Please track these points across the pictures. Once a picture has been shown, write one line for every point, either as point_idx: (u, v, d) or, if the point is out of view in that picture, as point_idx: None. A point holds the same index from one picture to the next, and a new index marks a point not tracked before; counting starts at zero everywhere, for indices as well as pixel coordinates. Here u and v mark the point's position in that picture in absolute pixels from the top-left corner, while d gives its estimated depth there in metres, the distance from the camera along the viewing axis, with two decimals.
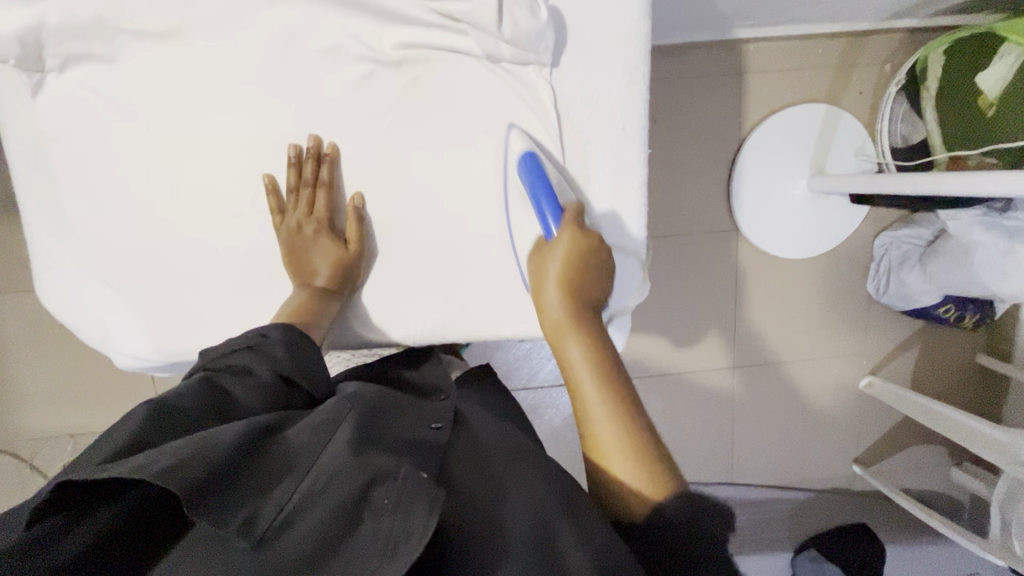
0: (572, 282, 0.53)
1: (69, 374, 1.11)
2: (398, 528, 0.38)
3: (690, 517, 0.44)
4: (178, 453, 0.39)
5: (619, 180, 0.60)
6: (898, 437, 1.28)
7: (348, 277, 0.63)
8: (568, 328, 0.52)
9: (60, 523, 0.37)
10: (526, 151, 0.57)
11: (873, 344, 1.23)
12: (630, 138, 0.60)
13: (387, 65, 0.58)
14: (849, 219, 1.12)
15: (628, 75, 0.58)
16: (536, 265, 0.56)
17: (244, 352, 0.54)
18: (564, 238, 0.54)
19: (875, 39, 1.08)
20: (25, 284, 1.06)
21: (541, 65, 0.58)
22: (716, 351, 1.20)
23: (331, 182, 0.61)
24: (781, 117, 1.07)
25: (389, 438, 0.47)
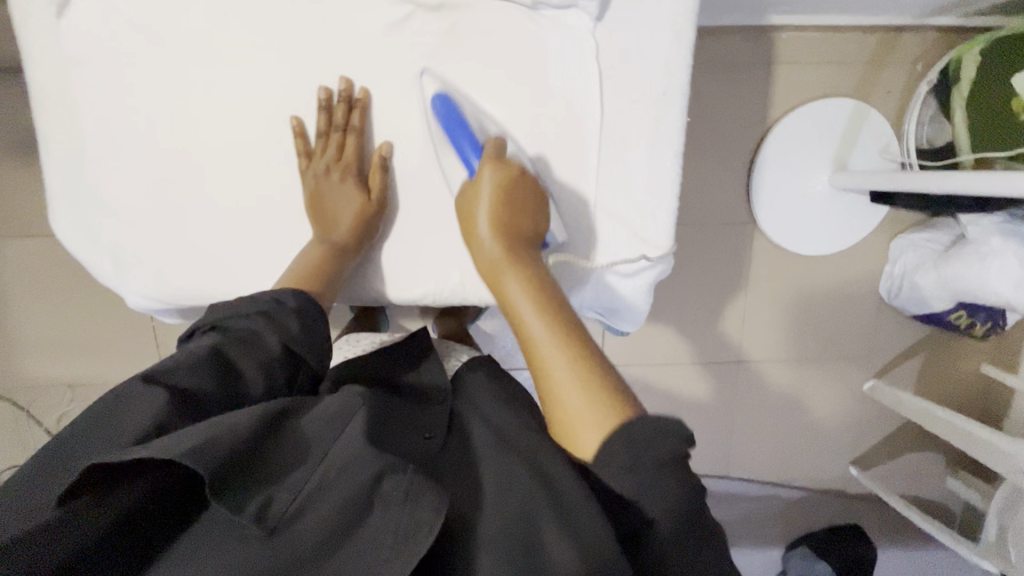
0: (500, 214, 0.54)
1: (66, 325, 1.09)
2: (409, 520, 0.41)
3: (637, 435, 0.40)
4: (204, 436, 0.41)
5: (654, 148, 0.58)
6: (898, 443, 1.27)
7: (369, 229, 0.63)
8: (503, 266, 0.53)
9: (87, 502, 0.39)
10: (437, 94, 0.56)
11: (879, 348, 1.22)
12: (671, 102, 0.57)
13: (426, 10, 0.56)
14: (868, 218, 1.11)
15: (674, 35, 0.55)
16: (464, 206, 0.56)
17: (262, 321, 0.53)
18: (488, 170, 0.55)
19: (909, 35, 1.06)
20: (25, 231, 1.05)
21: (588, 17, 0.55)
22: (722, 344, 1.19)
23: (360, 130, 0.60)
24: (807, 109, 1.05)
25: (393, 444, 0.50)
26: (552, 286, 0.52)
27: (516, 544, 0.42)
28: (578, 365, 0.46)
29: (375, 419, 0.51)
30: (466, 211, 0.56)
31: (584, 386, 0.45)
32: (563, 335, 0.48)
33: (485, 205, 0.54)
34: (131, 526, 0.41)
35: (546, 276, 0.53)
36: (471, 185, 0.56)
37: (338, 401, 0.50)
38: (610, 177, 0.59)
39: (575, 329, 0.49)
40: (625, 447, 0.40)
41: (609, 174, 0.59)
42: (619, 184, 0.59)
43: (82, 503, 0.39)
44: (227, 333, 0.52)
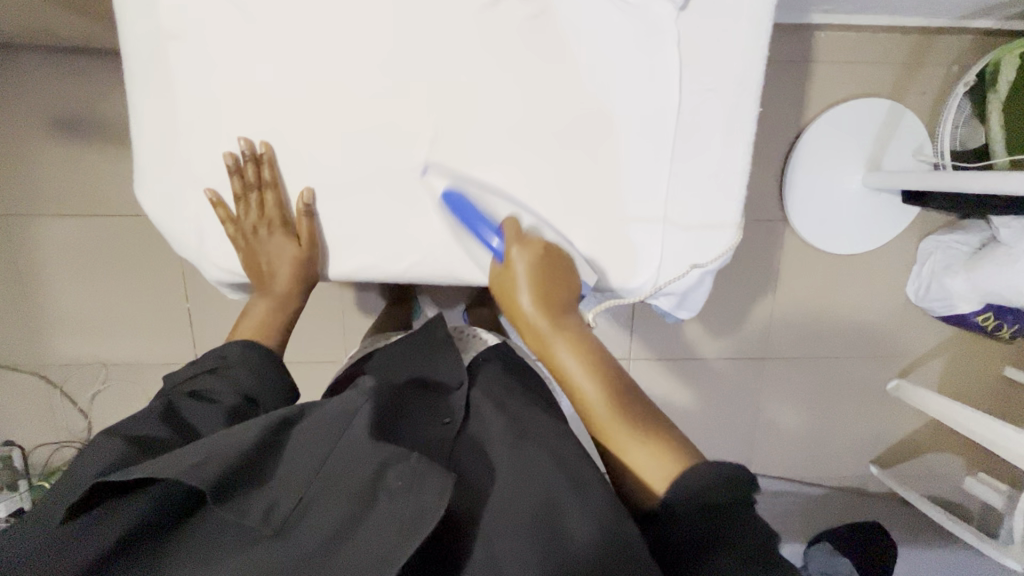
0: (540, 297, 0.55)
1: (102, 303, 1.10)
2: (414, 507, 0.41)
3: (697, 480, 0.42)
4: (204, 449, 0.44)
5: (726, 143, 0.56)
6: (918, 442, 1.28)
7: (304, 274, 0.64)
8: (551, 337, 0.55)
9: (82, 525, 0.42)
10: (448, 191, 0.56)
11: (903, 347, 1.23)
12: (746, 95, 0.54)
13: None
14: (899, 218, 1.11)
15: (755, 24, 0.52)
16: (503, 281, 0.57)
17: (209, 375, 0.58)
18: (517, 252, 0.55)
19: (944, 38, 1.07)
20: (64, 209, 1.05)
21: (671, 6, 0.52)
22: (748, 341, 1.20)
23: (276, 182, 0.58)
24: (843, 109, 1.06)
25: (412, 438, 0.51)
26: (599, 349, 0.55)
27: (538, 538, 0.43)
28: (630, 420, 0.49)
29: (382, 409, 0.52)
30: (502, 289, 0.58)
31: (647, 448, 0.47)
32: (618, 403, 0.50)
33: (524, 286, 0.55)
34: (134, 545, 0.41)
35: (592, 339, 0.56)
36: (504, 268, 0.56)
37: (344, 398, 0.50)
38: (680, 173, 0.57)
39: (626, 392, 0.52)
40: (683, 498, 0.42)
41: (680, 169, 0.56)
42: (689, 181, 0.57)
43: (80, 528, 0.42)
44: (182, 390, 0.56)
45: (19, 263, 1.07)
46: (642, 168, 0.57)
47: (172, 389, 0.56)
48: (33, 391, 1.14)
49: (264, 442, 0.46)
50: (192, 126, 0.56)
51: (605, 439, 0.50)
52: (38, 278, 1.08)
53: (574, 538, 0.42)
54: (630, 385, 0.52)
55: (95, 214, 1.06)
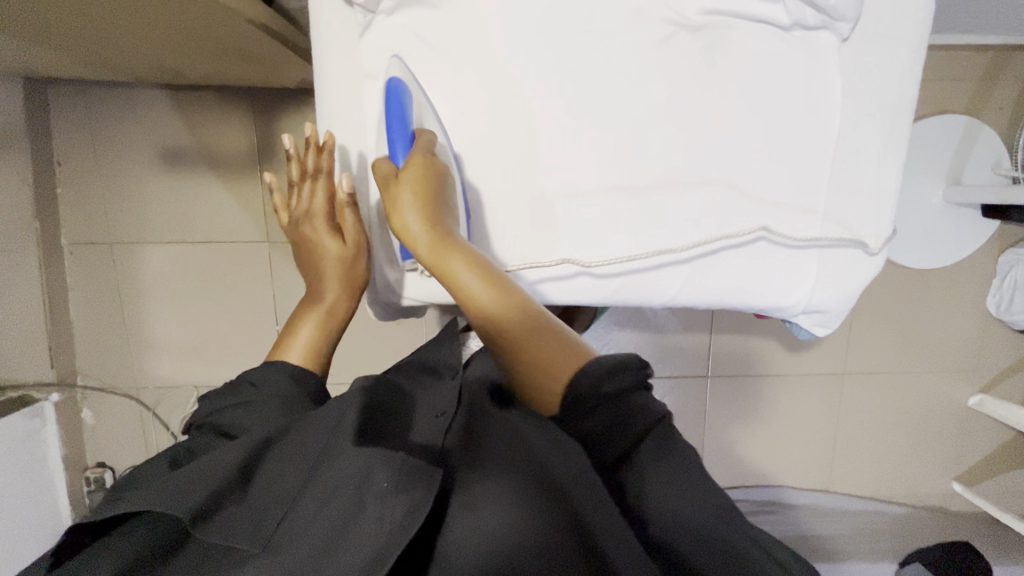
0: (426, 208, 0.48)
1: (197, 329, 1.14)
2: (399, 512, 0.36)
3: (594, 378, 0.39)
4: (182, 481, 0.40)
5: (881, 176, 0.52)
6: (1003, 458, 1.25)
7: (355, 269, 0.60)
8: (444, 255, 0.47)
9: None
10: (391, 79, 0.48)
11: (984, 362, 1.22)
12: (902, 125, 0.51)
13: (686, 32, 0.48)
14: (978, 233, 1.11)
15: (915, 55, 0.49)
16: (384, 191, 0.50)
17: (238, 408, 0.50)
18: (411, 169, 0.48)
19: (1019, 54, 1.08)
20: (166, 238, 1.10)
21: (837, 41, 0.48)
22: (827, 357, 1.20)
23: (330, 169, 0.58)
24: (920, 127, 1.07)
25: (399, 435, 0.43)
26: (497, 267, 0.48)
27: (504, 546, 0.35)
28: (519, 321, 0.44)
29: (375, 415, 0.45)
30: (385, 189, 0.50)
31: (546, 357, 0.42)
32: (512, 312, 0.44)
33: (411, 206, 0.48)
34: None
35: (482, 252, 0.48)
36: (392, 181, 0.49)
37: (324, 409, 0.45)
38: (832, 209, 0.53)
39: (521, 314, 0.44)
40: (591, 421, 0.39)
41: (831, 207, 0.53)
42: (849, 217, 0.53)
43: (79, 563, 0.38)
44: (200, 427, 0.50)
45: (121, 291, 1.12)
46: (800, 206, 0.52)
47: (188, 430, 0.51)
48: (127, 415, 1.16)
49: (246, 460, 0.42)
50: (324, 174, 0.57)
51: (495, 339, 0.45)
52: (137, 304, 1.13)
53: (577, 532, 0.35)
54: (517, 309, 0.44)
55: (197, 243, 1.11)
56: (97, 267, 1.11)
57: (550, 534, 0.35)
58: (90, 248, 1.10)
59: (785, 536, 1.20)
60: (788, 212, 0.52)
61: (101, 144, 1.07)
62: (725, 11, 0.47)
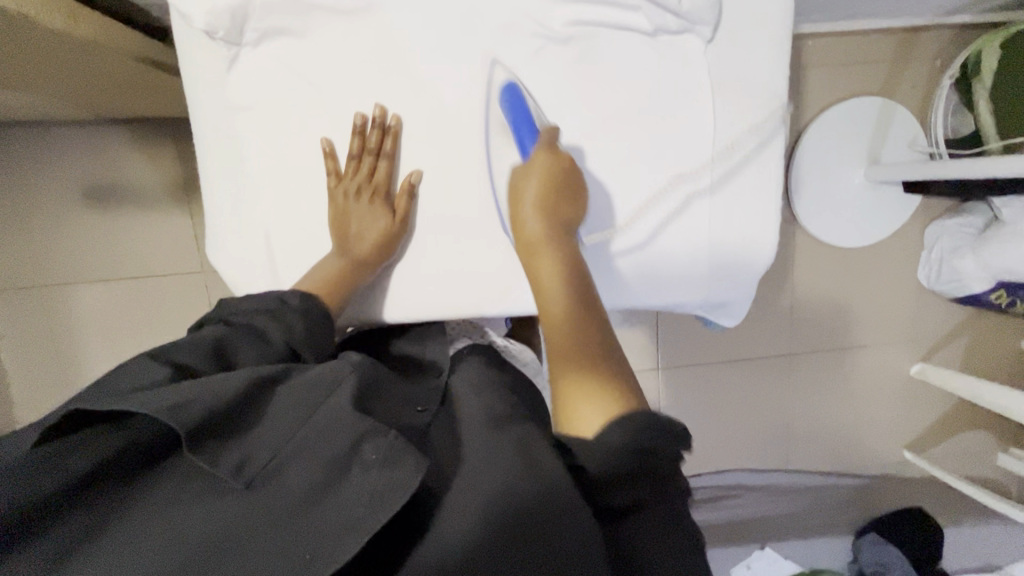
0: (546, 210, 0.49)
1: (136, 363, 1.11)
2: (383, 481, 0.37)
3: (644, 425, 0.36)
4: (189, 392, 0.38)
5: (761, 171, 0.54)
6: (949, 422, 1.29)
7: (391, 251, 0.57)
8: (538, 249, 0.49)
9: (70, 447, 0.37)
10: (509, 84, 0.51)
11: (923, 330, 1.26)
12: (774, 122, 0.53)
13: (558, 43, 0.51)
14: (904, 207, 1.15)
15: (778, 52, 0.51)
16: (512, 181, 0.51)
17: (266, 316, 0.50)
18: (540, 159, 0.50)
19: (927, 34, 1.12)
20: (98, 274, 1.08)
21: (703, 43, 0.51)
22: (773, 338, 1.23)
23: (393, 155, 0.54)
24: (838, 110, 1.10)
25: (385, 412, 0.46)
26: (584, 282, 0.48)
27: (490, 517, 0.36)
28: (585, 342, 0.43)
29: (364, 388, 0.47)
30: (513, 179, 0.51)
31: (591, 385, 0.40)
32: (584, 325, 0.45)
33: (530, 188, 0.50)
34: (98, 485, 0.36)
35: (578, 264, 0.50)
36: (522, 169, 0.51)
37: (326, 371, 0.45)
38: (717, 205, 0.54)
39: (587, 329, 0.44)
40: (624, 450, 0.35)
41: (716, 202, 0.54)
42: (732, 212, 0.54)
43: (61, 449, 0.37)
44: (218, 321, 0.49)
45: (53, 332, 1.08)
46: (681, 202, 0.54)
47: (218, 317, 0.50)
48: None
49: (248, 395, 0.41)
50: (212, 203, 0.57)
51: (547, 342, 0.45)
52: (72, 345, 1.09)
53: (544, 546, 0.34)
54: (602, 335, 0.44)
55: (129, 278, 1.08)
56: (26, 310, 1.08)
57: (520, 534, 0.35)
58: (16, 291, 1.07)
59: (743, 518, 1.24)
60: (675, 209, 0.54)
61: (18, 185, 1.04)
62: (589, 21, 0.50)
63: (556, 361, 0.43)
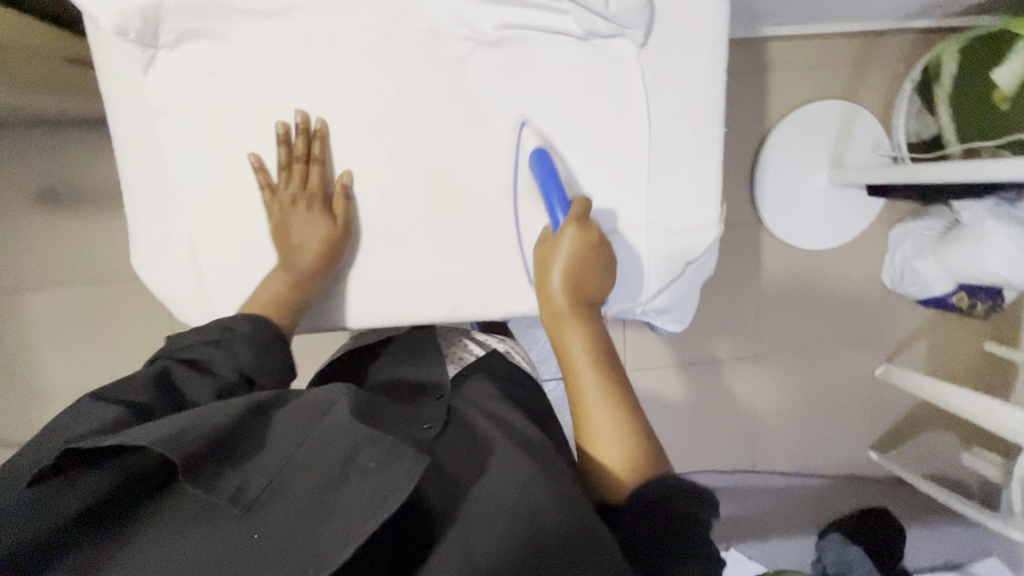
0: (573, 280, 0.53)
1: (89, 368, 1.08)
2: (381, 486, 0.39)
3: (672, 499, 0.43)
4: (180, 423, 0.40)
5: (699, 171, 0.55)
6: (913, 423, 1.30)
7: (336, 257, 0.57)
8: (566, 318, 0.53)
9: (62, 486, 0.39)
10: (537, 149, 0.54)
11: (887, 332, 1.27)
12: (711, 123, 0.55)
13: (485, 47, 0.52)
14: (867, 211, 1.16)
15: (711, 57, 0.53)
16: (541, 253, 0.55)
17: (210, 346, 0.51)
18: (569, 232, 0.53)
19: (888, 38, 1.13)
20: (49, 277, 1.05)
21: (635, 46, 0.53)
22: (739, 340, 1.23)
23: (323, 160, 0.55)
24: (801, 113, 1.11)
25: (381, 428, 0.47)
26: (609, 345, 0.53)
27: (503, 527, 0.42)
28: (622, 417, 0.50)
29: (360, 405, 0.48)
30: (543, 249, 0.55)
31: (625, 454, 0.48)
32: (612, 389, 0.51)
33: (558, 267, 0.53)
34: (99, 518, 0.39)
35: (603, 331, 0.54)
36: (552, 240, 0.54)
37: (322, 391, 0.46)
38: (657, 201, 0.56)
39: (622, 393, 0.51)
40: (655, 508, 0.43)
41: (656, 199, 0.56)
42: (675, 205, 0.56)
43: (60, 486, 0.39)
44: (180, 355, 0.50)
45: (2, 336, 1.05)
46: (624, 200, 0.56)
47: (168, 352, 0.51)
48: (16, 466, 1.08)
49: (241, 421, 0.42)
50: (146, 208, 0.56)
51: (582, 417, 0.51)
52: (23, 349, 1.06)
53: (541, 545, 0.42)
54: (629, 398, 0.51)
55: (81, 280, 1.05)
56: None
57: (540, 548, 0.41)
58: None
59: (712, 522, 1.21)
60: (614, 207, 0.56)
61: None
62: (516, 26, 0.51)
63: (588, 415, 0.51)
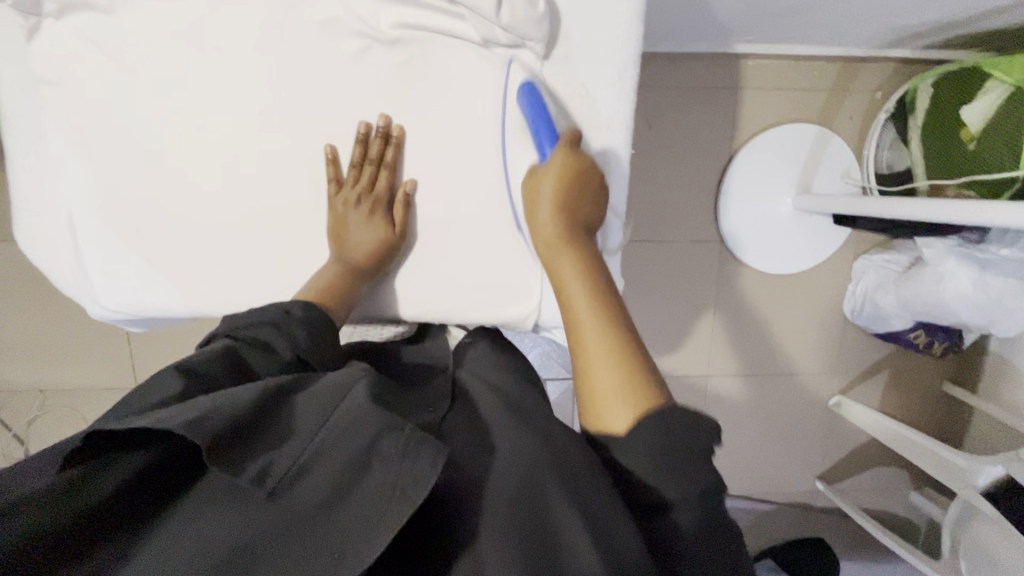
0: (565, 211, 0.53)
1: (41, 330, 1.10)
2: (403, 476, 0.35)
3: (667, 420, 0.38)
4: (203, 406, 0.37)
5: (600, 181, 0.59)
6: (863, 457, 1.29)
7: (386, 259, 0.61)
8: (558, 247, 0.52)
9: (88, 471, 0.35)
10: (525, 80, 0.56)
11: (845, 363, 1.25)
12: (614, 137, 0.58)
13: (384, 44, 0.56)
14: (829, 240, 1.15)
15: (618, 75, 0.57)
16: (532, 182, 0.55)
17: (268, 327, 0.51)
18: (558, 160, 0.53)
19: (868, 65, 1.10)
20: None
21: (536, 56, 0.56)
22: (693, 359, 1.22)
23: (394, 165, 0.59)
24: (770, 134, 1.09)
25: (401, 410, 0.43)
26: (604, 273, 0.51)
27: (524, 515, 0.36)
28: (614, 337, 0.45)
29: (380, 386, 0.44)
30: (533, 179, 0.55)
31: (616, 368, 0.43)
32: (604, 307, 0.47)
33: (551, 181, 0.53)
34: (131, 504, 0.36)
35: (598, 262, 0.52)
36: (540, 171, 0.55)
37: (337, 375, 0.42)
38: None
39: (617, 311, 0.47)
40: (652, 426, 0.38)
41: None
42: None
43: (86, 471, 0.35)
44: (241, 334, 0.49)
45: None
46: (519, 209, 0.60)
47: (231, 329, 0.50)
48: None
49: (263, 404, 0.39)
50: (62, 174, 0.59)
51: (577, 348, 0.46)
52: None
53: (571, 555, 0.34)
54: (624, 317, 0.47)
55: None
56: None
57: (543, 532, 0.35)
58: None
59: None
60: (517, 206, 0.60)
61: None
62: (413, 25, 0.55)
63: (580, 342, 0.46)
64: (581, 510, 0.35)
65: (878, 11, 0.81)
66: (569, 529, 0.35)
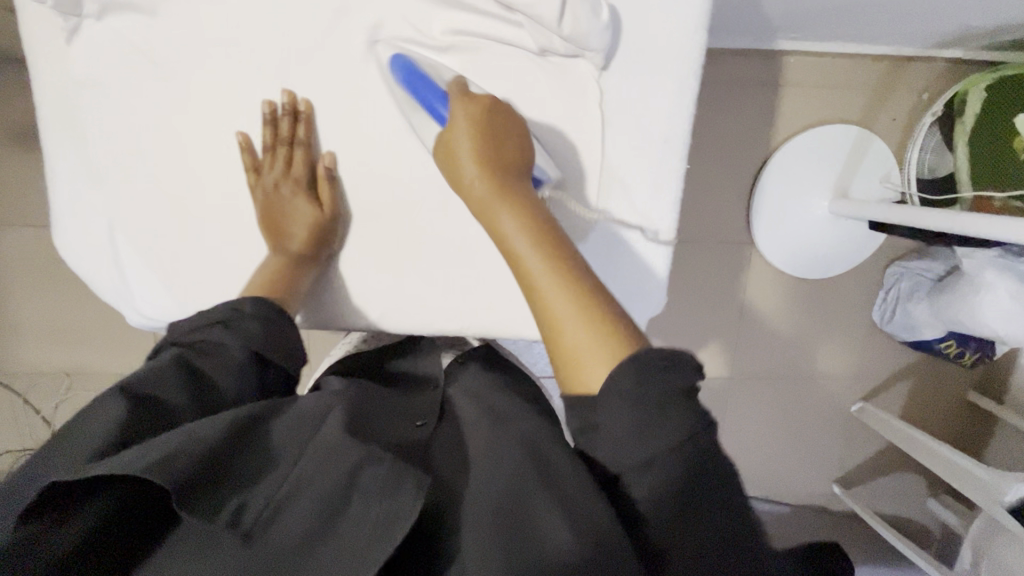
0: (484, 156, 0.51)
1: (67, 314, 1.10)
2: (384, 513, 0.38)
3: (640, 356, 0.38)
4: (172, 444, 0.38)
5: (654, 188, 0.59)
6: (882, 463, 1.29)
7: (325, 238, 0.60)
8: (491, 202, 0.50)
9: (47, 523, 0.36)
10: (397, 57, 0.55)
11: (870, 370, 1.23)
12: (670, 149, 0.58)
13: (435, 50, 0.56)
14: (864, 246, 1.11)
15: (676, 87, 0.56)
16: (444, 150, 0.53)
17: (217, 328, 0.51)
18: (460, 107, 0.52)
19: (916, 64, 1.06)
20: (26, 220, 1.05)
21: (592, 66, 0.56)
22: (715, 361, 1.21)
23: (308, 141, 0.58)
24: (810, 135, 1.05)
25: (376, 433, 0.47)
26: (543, 216, 0.49)
27: (505, 528, 0.38)
28: (566, 275, 0.44)
29: (353, 413, 0.49)
30: (443, 146, 0.53)
31: (582, 321, 0.42)
32: (547, 248, 0.46)
33: (463, 142, 0.52)
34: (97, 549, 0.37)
35: (537, 205, 0.50)
36: (447, 133, 0.53)
37: (308, 408, 0.47)
38: (612, 208, 0.59)
39: (559, 242, 0.47)
40: (631, 374, 0.37)
41: (610, 206, 0.59)
42: (626, 218, 0.59)
43: (47, 523, 0.35)
44: (187, 344, 0.50)
45: None
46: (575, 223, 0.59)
47: (178, 340, 0.50)
48: None
49: (234, 436, 0.41)
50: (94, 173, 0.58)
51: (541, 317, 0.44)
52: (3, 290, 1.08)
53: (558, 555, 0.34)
54: (571, 252, 0.46)
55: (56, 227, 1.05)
56: None
57: (521, 539, 0.36)
58: None
59: None
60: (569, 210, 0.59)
61: None
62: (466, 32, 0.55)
63: (540, 305, 0.44)
64: (563, 515, 0.37)
65: (934, 13, 0.78)
66: (551, 536, 0.36)
